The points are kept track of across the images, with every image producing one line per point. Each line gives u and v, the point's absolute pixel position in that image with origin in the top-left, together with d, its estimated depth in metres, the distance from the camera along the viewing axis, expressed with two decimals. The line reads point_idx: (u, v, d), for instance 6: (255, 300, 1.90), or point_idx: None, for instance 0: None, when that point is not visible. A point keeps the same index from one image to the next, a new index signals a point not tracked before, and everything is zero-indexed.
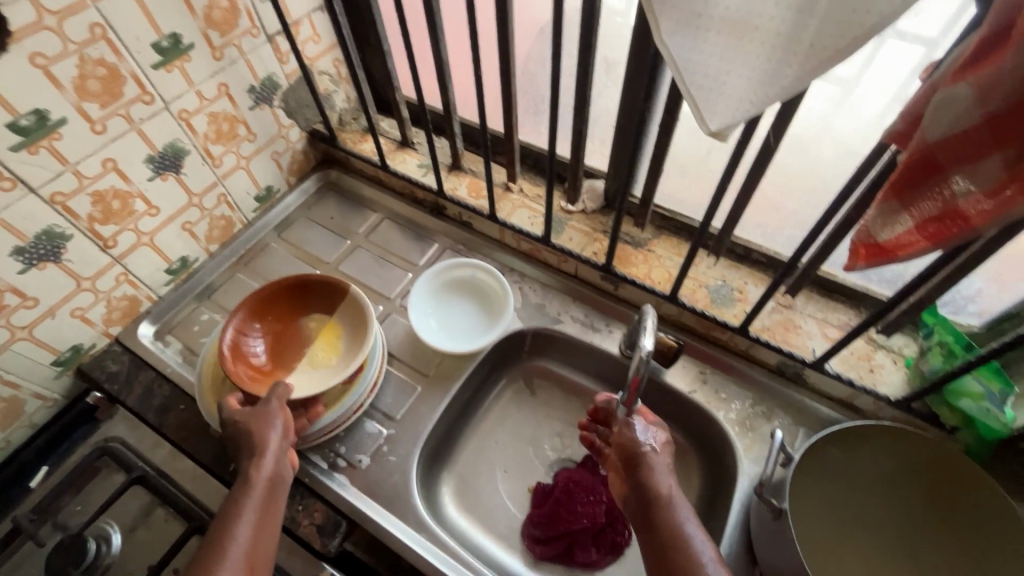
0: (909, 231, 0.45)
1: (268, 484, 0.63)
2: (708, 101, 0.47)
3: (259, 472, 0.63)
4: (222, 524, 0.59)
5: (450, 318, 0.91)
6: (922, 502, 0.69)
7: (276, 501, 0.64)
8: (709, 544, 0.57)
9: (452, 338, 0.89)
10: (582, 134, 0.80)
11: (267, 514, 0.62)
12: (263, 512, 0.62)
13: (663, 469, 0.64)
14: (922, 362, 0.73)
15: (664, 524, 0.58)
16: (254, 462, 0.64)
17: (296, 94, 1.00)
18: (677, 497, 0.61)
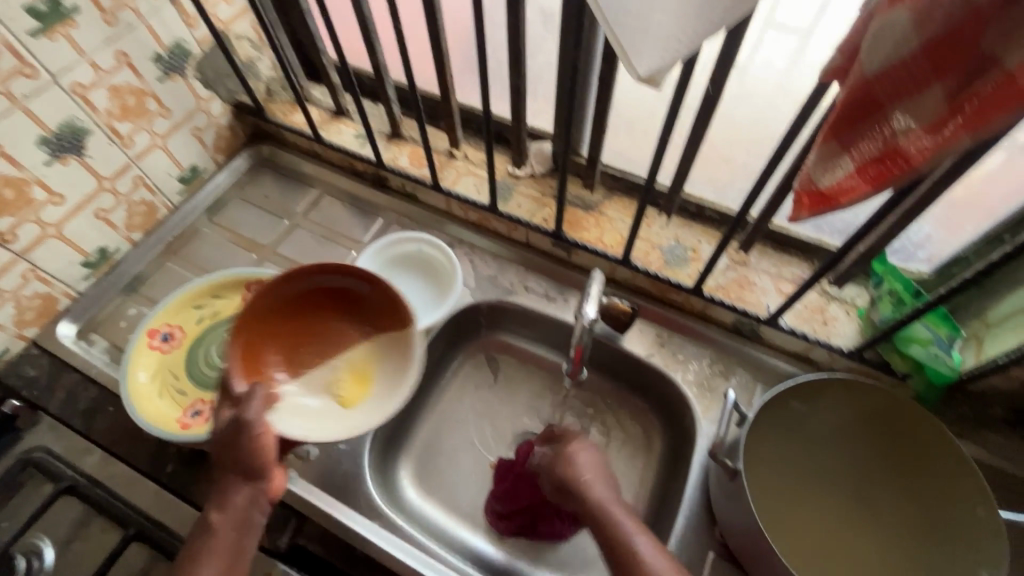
0: (849, 175, 0.42)
1: (231, 521, 0.58)
2: (636, 39, 0.42)
3: (219, 510, 0.58)
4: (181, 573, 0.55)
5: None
6: (877, 449, 0.69)
7: (246, 540, 0.59)
8: (647, 540, 0.55)
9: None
10: (520, 92, 0.75)
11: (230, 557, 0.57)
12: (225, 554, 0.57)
13: (600, 481, 0.61)
14: (873, 311, 0.72)
15: (610, 543, 0.56)
16: (219, 504, 0.58)
17: (211, 62, 0.91)
18: (609, 501, 0.59)
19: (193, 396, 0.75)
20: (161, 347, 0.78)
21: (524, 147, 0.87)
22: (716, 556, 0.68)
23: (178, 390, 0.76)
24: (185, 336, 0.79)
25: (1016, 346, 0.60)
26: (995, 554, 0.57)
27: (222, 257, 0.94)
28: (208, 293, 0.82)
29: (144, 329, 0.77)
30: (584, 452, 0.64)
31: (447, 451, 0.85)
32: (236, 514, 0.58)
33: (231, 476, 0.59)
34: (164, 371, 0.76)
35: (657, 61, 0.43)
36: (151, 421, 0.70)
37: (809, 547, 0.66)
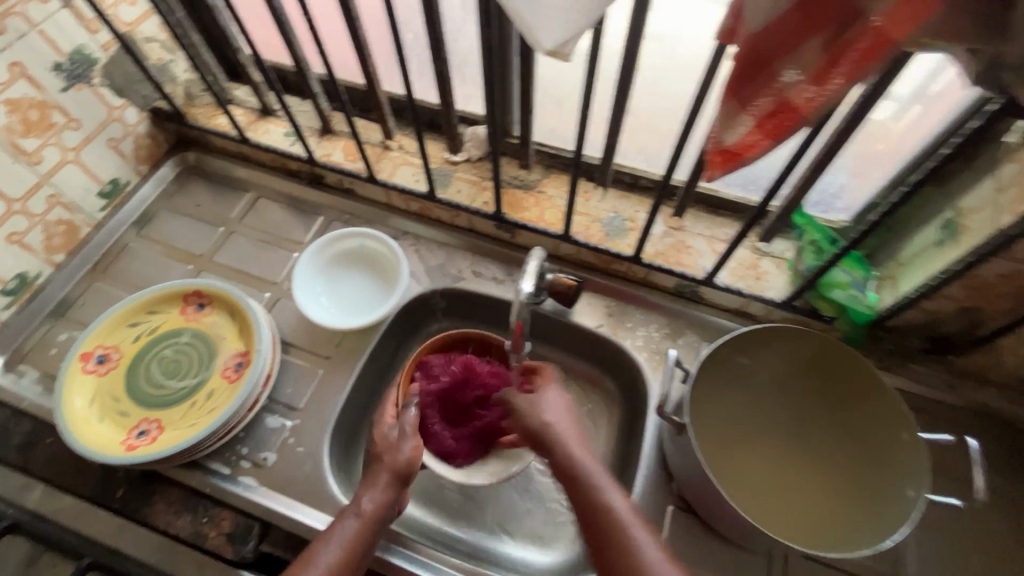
0: (751, 131, 0.44)
1: (373, 516, 0.59)
2: (535, 14, 0.43)
3: (362, 501, 0.60)
4: (311, 548, 0.56)
5: (344, 292, 0.86)
6: (813, 391, 0.74)
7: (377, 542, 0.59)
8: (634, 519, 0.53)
9: (350, 313, 0.84)
10: (444, 76, 0.75)
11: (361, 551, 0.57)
12: (362, 544, 0.57)
13: (573, 439, 0.60)
14: (798, 261, 0.76)
15: (588, 501, 0.55)
16: (364, 489, 0.61)
17: (120, 68, 0.86)
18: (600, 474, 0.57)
19: (136, 417, 0.73)
20: (96, 370, 0.74)
21: (457, 132, 0.87)
22: (675, 508, 0.72)
23: (120, 412, 0.73)
24: (122, 356, 0.76)
25: (926, 279, 0.65)
26: (916, 471, 0.62)
27: (156, 272, 0.91)
28: (141, 310, 0.78)
29: (76, 353, 0.74)
30: (552, 399, 0.64)
31: None
32: (382, 513, 0.59)
33: (379, 473, 0.62)
34: (103, 395, 0.73)
35: (560, 34, 0.44)
36: (92, 447, 0.68)
37: (756, 488, 0.71)
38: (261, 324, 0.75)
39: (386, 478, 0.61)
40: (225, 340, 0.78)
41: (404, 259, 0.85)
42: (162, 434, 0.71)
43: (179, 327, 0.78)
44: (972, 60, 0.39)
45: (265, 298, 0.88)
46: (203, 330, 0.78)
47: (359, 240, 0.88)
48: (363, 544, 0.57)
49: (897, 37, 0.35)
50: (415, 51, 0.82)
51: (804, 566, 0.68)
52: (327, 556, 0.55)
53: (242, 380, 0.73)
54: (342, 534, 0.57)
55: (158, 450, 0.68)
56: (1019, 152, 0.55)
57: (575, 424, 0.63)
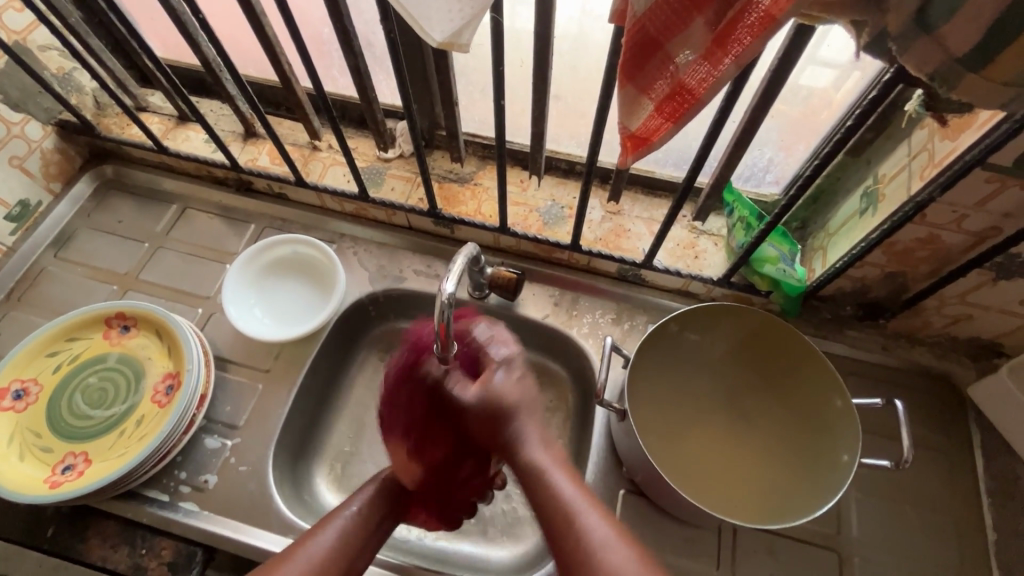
0: (652, 115, 0.43)
1: (375, 502, 0.64)
2: (418, 4, 0.41)
3: (366, 491, 0.64)
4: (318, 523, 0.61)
5: (280, 301, 0.83)
6: (753, 364, 0.75)
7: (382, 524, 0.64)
8: (598, 510, 0.48)
9: (288, 323, 0.82)
10: (361, 71, 0.72)
11: (363, 534, 0.61)
12: (365, 526, 0.61)
13: (529, 434, 0.54)
14: (731, 239, 0.76)
15: (548, 498, 0.49)
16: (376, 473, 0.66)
17: (14, 81, 0.80)
18: (551, 465, 0.52)
19: (61, 451, 0.69)
20: (14, 406, 0.70)
21: (385, 128, 0.84)
22: (627, 492, 0.72)
23: (43, 447, 0.69)
24: (42, 389, 0.72)
25: (849, 249, 0.66)
26: (850, 438, 0.64)
27: (78, 295, 0.86)
28: (60, 338, 0.74)
29: None
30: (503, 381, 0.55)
31: (356, 448, 0.82)
32: (378, 503, 0.64)
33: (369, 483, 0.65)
34: (23, 432, 0.69)
35: (449, 24, 0.42)
36: (11, 487, 0.64)
37: (700, 463, 0.73)
38: (189, 343, 0.72)
39: (375, 491, 0.64)
40: (153, 362, 0.74)
41: (338, 262, 0.82)
42: (90, 466, 0.68)
43: (104, 352, 0.75)
44: (858, 32, 0.39)
45: (197, 314, 0.84)
46: (129, 353, 0.75)
47: (290, 245, 0.84)
48: (366, 528, 0.61)
49: (779, 14, 0.35)
50: (331, 46, 0.80)
51: (753, 536, 0.70)
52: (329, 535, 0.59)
53: (186, 366, 0.72)
54: (346, 516, 0.61)
55: (87, 484, 0.65)
56: (924, 119, 0.56)
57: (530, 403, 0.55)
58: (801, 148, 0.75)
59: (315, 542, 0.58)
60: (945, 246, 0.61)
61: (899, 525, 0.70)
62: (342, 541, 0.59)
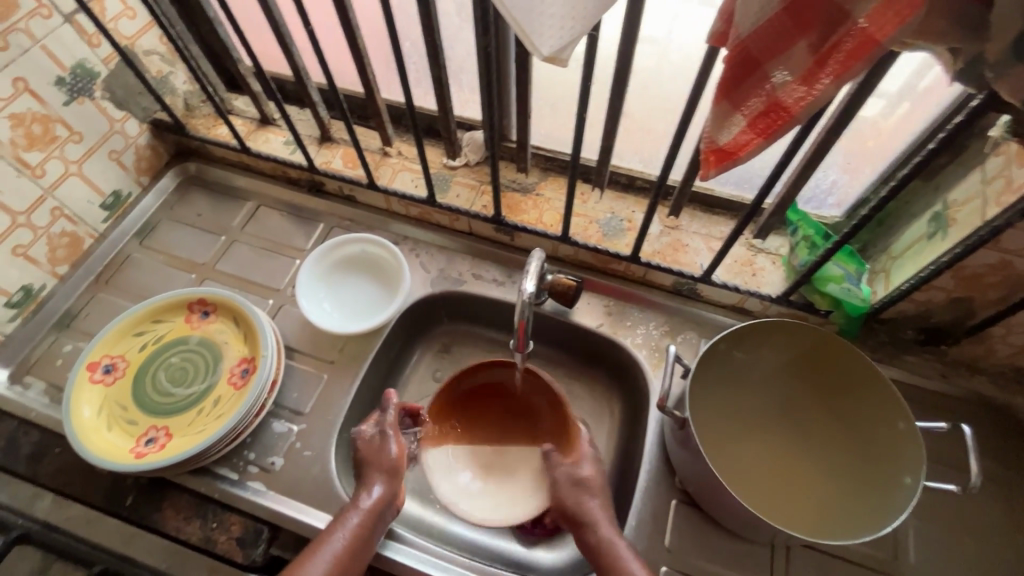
0: (743, 131, 0.46)
1: (360, 526, 0.63)
2: (532, 23, 0.44)
3: (361, 506, 0.65)
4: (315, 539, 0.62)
5: (347, 297, 0.87)
6: (805, 382, 0.76)
7: (374, 538, 0.65)
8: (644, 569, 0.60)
9: (355, 318, 0.86)
10: (443, 83, 0.77)
11: (361, 544, 0.63)
12: (362, 538, 0.63)
13: (600, 518, 0.64)
14: (792, 257, 0.77)
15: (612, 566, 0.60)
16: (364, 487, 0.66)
17: (120, 81, 0.87)
18: (616, 540, 0.62)
19: (144, 425, 0.73)
20: (104, 379, 0.75)
21: (455, 137, 0.89)
22: (679, 502, 0.73)
23: (128, 420, 0.73)
24: (128, 366, 0.77)
25: (915, 273, 0.67)
26: (914, 460, 0.64)
27: (159, 283, 0.91)
28: (147, 319, 0.79)
29: (83, 363, 0.74)
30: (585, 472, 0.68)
31: None
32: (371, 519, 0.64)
33: (353, 510, 0.64)
34: (111, 404, 0.74)
35: (557, 39, 0.45)
36: (101, 455, 0.68)
37: (753, 476, 0.74)
38: (266, 331, 0.76)
39: (356, 524, 0.63)
40: (229, 346, 0.79)
41: (405, 263, 0.86)
42: (171, 440, 0.72)
43: (186, 335, 0.79)
44: (953, 58, 0.41)
45: (268, 305, 0.89)
46: (208, 337, 0.79)
47: (359, 244, 0.89)
48: (361, 538, 0.63)
49: (881, 39, 0.37)
50: (412, 60, 0.85)
51: (806, 555, 0.69)
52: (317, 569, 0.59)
53: (260, 349, 0.76)
54: (331, 549, 0.61)
55: (169, 456, 0.69)
56: (1003, 146, 0.57)
57: (601, 493, 0.67)
58: (867, 172, 0.75)
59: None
60: (1018, 273, 0.61)
61: (958, 555, 0.69)
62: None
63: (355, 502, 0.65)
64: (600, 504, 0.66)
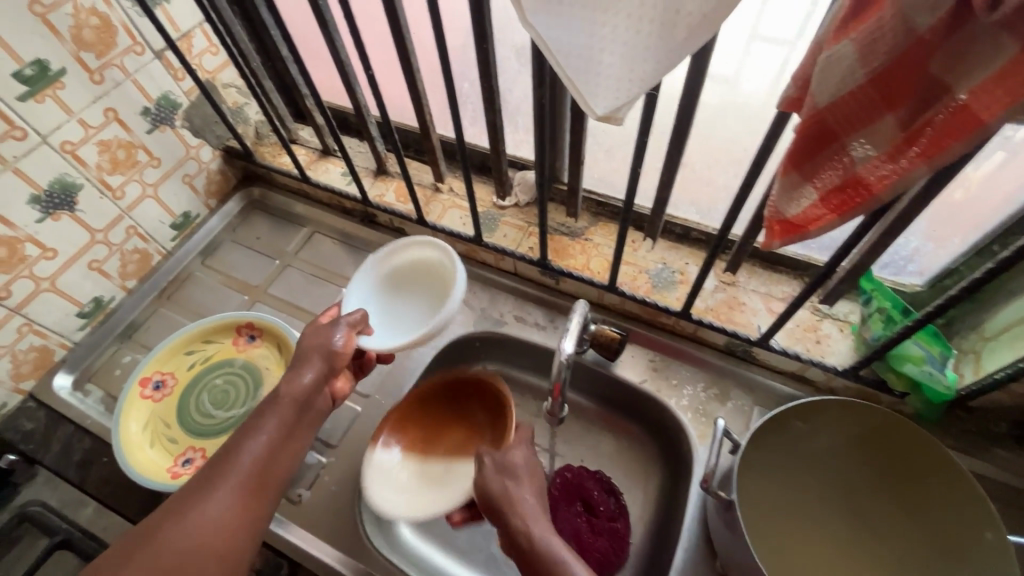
0: (814, 205, 0.42)
1: (279, 426, 0.58)
2: (587, 82, 0.42)
3: (290, 390, 0.60)
4: (235, 438, 0.57)
5: (397, 306, 0.80)
6: (871, 470, 0.68)
7: (303, 433, 0.60)
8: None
9: (398, 329, 0.77)
10: (497, 125, 0.77)
11: (288, 438, 0.58)
12: (288, 436, 0.58)
13: (532, 520, 0.57)
14: (864, 329, 0.70)
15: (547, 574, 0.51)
16: (287, 380, 0.62)
17: (199, 111, 0.93)
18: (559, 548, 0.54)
19: (184, 444, 0.75)
20: (153, 395, 0.78)
21: (506, 177, 0.88)
22: None
23: (170, 438, 0.76)
24: (176, 383, 0.79)
25: (1014, 360, 0.58)
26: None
27: (215, 302, 0.95)
28: (198, 339, 0.82)
29: (136, 378, 0.77)
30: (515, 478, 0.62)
31: None
32: (289, 418, 0.59)
33: (270, 406, 0.59)
34: (156, 420, 0.77)
35: (613, 100, 0.43)
36: (141, 472, 0.70)
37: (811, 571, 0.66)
38: None
39: (278, 418, 0.58)
40: (270, 373, 0.80)
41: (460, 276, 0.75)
42: (205, 462, 0.73)
43: (231, 357, 0.81)
44: None
45: None
46: (252, 361, 0.81)
47: (426, 249, 0.82)
48: (286, 433, 0.58)
49: (987, 119, 0.32)
50: (469, 100, 0.85)
51: None
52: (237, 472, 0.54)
53: None
54: (248, 451, 0.55)
55: None
56: None
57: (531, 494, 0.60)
58: (958, 242, 0.67)
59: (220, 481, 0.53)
60: None
61: None
62: (258, 467, 0.55)
63: (283, 385, 0.61)
64: (524, 489, 0.61)
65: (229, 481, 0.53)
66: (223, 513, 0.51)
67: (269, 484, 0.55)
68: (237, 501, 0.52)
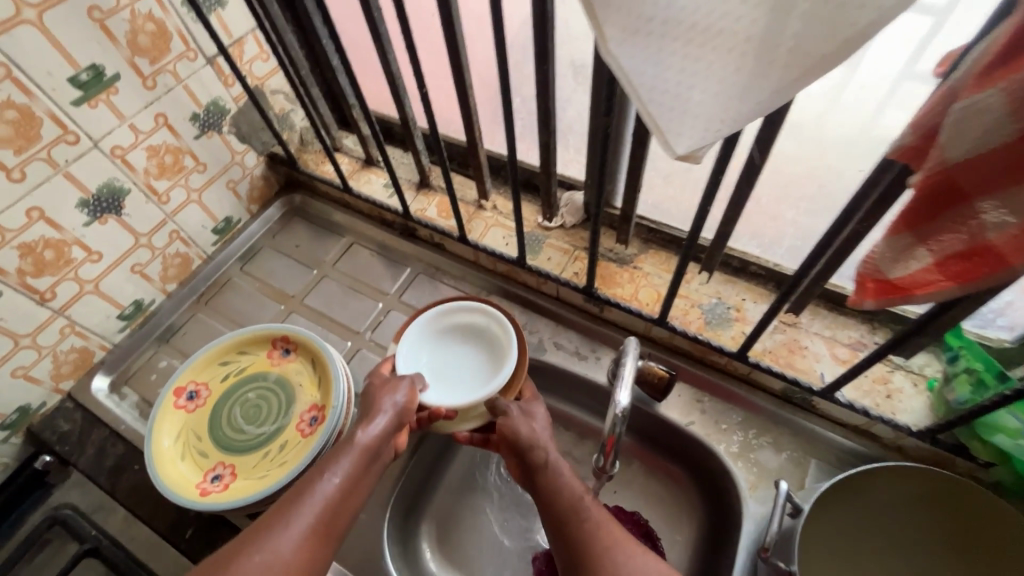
0: (927, 269, 0.38)
1: (352, 470, 0.59)
2: (670, 121, 0.38)
3: (365, 435, 0.61)
4: (308, 477, 0.58)
5: (445, 363, 0.78)
6: (938, 535, 0.62)
7: (366, 484, 0.61)
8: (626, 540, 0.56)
9: (448, 390, 0.75)
10: (550, 147, 0.73)
11: (356, 484, 0.59)
12: (356, 482, 0.59)
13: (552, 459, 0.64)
14: (948, 390, 0.64)
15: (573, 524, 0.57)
16: (365, 424, 0.62)
17: (247, 118, 0.92)
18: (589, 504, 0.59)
19: (214, 459, 0.74)
20: (186, 406, 0.77)
21: (555, 198, 0.84)
22: None
23: (201, 452, 0.75)
24: (209, 395, 0.78)
25: None
26: None
27: (252, 310, 0.95)
28: (233, 350, 0.81)
29: (171, 388, 0.77)
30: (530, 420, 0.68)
31: (464, 518, 0.81)
32: (360, 468, 0.60)
33: (348, 447, 0.60)
34: (188, 432, 0.76)
35: (697, 140, 0.38)
36: (171, 487, 0.69)
37: None
38: (338, 381, 0.75)
39: (351, 463, 0.59)
40: (303, 389, 0.78)
41: (518, 345, 0.76)
42: (235, 479, 0.72)
43: (265, 371, 0.80)
44: None
45: (347, 347, 0.89)
46: (286, 376, 0.79)
47: (471, 312, 0.81)
48: (356, 480, 0.59)
49: None
50: (520, 116, 0.82)
51: None
52: (311, 508, 0.55)
53: (328, 402, 0.75)
54: (322, 492, 0.56)
55: (230, 499, 0.69)
56: None
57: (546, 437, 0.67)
58: None
59: (295, 514, 0.54)
60: None
61: None
62: (326, 514, 0.56)
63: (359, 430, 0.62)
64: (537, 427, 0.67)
65: (300, 523, 0.53)
66: (294, 551, 0.52)
67: (331, 531, 0.56)
68: (306, 544, 0.53)
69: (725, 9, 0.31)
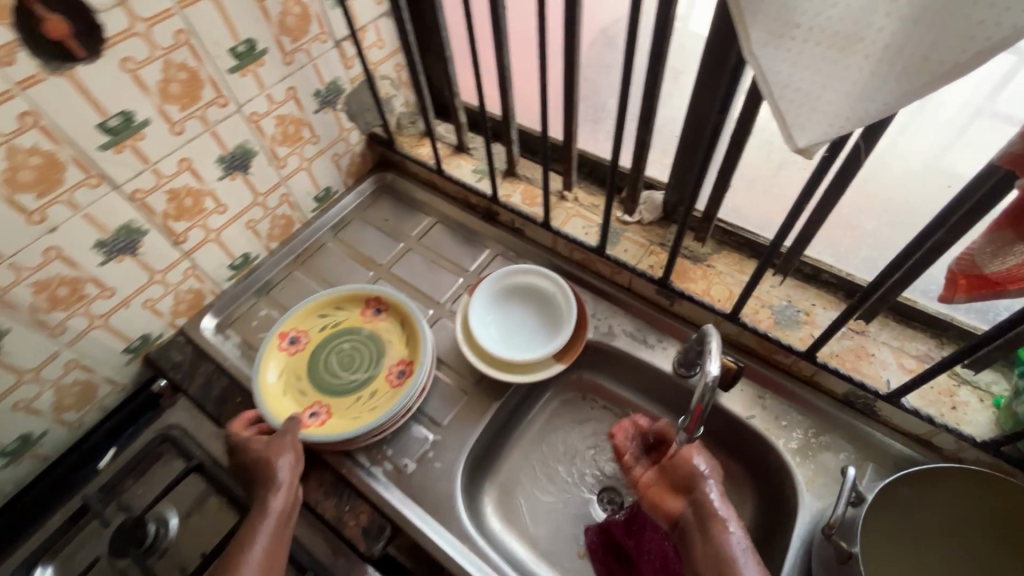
0: (1022, 265, 0.42)
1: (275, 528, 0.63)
2: (797, 116, 0.43)
3: (274, 498, 0.66)
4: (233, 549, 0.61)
5: (512, 324, 0.89)
6: (988, 533, 0.65)
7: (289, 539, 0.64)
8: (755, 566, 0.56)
9: (509, 348, 0.87)
10: (645, 144, 0.79)
11: (279, 542, 0.63)
12: (278, 540, 0.63)
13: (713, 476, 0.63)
14: (1016, 404, 0.66)
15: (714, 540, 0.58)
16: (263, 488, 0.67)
17: (358, 98, 1.02)
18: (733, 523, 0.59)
19: (311, 398, 0.82)
20: (288, 349, 0.85)
21: (638, 194, 0.90)
22: None
23: (300, 391, 0.83)
24: (308, 341, 0.86)
25: None
26: None
27: (343, 273, 1.03)
28: (331, 305, 0.89)
29: (276, 331, 0.85)
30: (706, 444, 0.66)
31: (525, 483, 0.86)
32: (280, 530, 0.64)
33: (262, 514, 0.64)
34: (289, 372, 0.84)
35: (816, 135, 0.44)
36: (276, 417, 0.77)
37: None
38: (427, 339, 0.82)
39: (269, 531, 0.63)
40: (392, 345, 0.86)
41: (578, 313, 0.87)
42: (330, 418, 0.80)
43: (359, 326, 0.88)
44: None
45: (428, 315, 0.96)
46: (377, 333, 0.87)
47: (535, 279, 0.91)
48: (278, 538, 0.63)
49: None
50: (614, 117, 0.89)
51: None
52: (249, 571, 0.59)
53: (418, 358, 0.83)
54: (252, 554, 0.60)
55: (328, 434, 0.76)
56: None
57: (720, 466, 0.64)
58: None
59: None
60: None
61: None
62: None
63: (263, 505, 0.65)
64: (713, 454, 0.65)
65: None
66: None
67: None
68: None
69: (870, 20, 0.36)
